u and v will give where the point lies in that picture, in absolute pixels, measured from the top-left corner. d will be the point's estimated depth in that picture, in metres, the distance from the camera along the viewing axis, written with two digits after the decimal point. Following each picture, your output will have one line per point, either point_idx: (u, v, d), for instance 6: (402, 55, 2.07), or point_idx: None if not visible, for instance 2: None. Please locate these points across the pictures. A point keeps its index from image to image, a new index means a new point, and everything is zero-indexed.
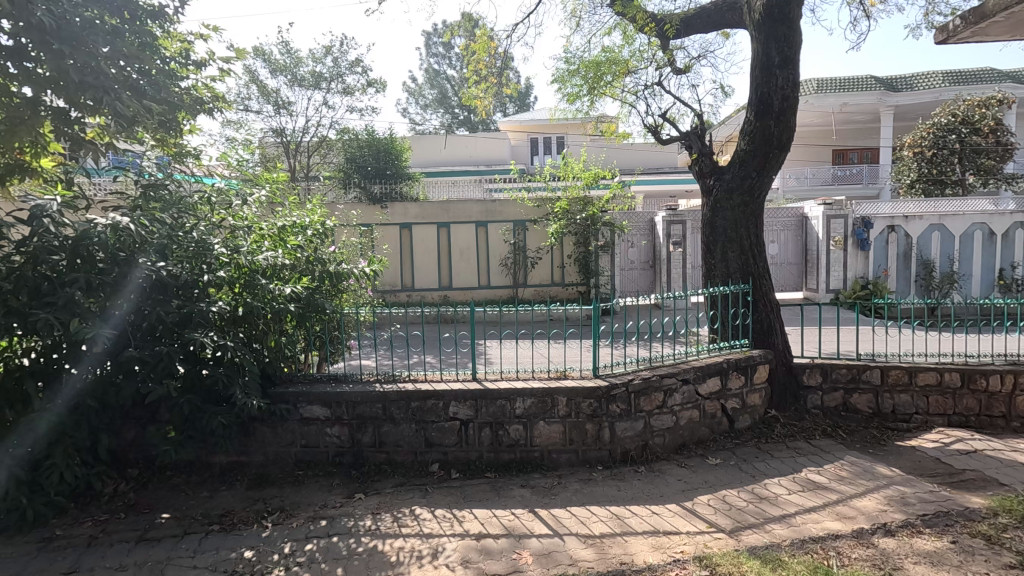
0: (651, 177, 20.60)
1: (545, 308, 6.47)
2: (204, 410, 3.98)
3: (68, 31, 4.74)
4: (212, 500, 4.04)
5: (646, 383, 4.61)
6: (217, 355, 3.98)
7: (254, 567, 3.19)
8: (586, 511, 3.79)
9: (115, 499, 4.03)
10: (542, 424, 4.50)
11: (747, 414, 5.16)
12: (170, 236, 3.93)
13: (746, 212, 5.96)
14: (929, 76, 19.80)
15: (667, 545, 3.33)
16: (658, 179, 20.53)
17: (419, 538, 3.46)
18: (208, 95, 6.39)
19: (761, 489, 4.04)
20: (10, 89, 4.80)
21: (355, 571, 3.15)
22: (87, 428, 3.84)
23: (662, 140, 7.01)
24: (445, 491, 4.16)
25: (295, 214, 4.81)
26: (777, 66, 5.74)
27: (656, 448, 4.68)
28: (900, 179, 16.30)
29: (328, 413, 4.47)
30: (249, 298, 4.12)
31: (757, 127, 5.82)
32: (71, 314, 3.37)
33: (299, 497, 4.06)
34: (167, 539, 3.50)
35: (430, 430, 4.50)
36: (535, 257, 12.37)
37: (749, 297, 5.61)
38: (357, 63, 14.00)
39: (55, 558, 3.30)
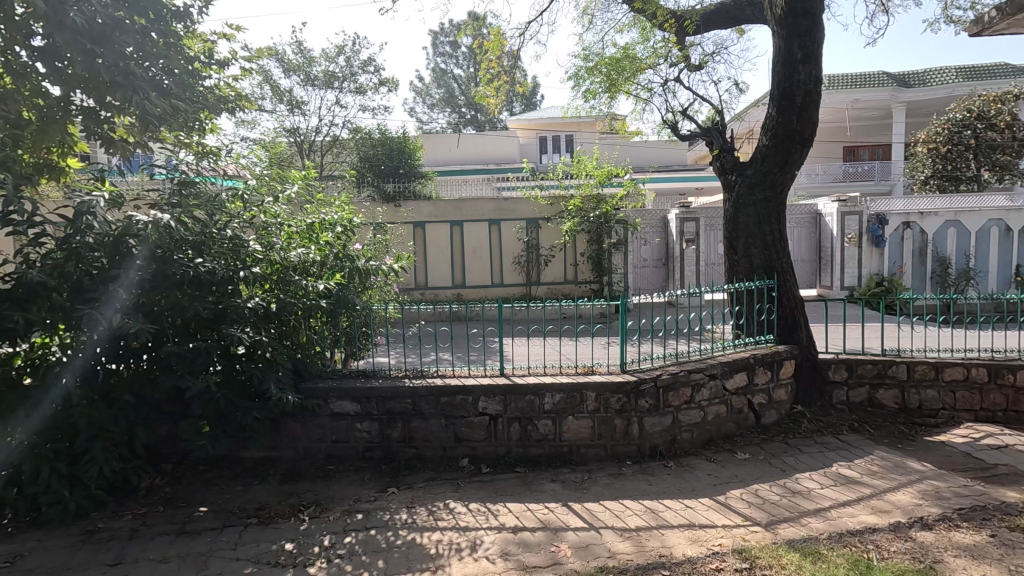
0: (662, 175, 20.58)
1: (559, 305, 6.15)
2: (238, 405, 4.02)
3: (97, 32, 4.80)
4: (247, 494, 4.07)
5: (674, 378, 4.62)
6: (252, 351, 4.03)
7: (296, 559, 3.23)
8: (620, 505, 3.80)
9: (151, 493, 4.07)
10: (570, 420, 4.52)
11: (774, 409, 5.16)
12: (206, 233, 3.97)
13: (769, 208, 5.95)
14: (942, 71, 19.68)
15: (705, 539, 3.34)
16: (669, 177, 20.48)
17: (457, 531, 3.49)
18: (231, 95, 6.44)
19: (793, 483, 4.04)
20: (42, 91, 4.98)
21: (396, 563, 3.18)
22: (125, 423, 3.91)
23: (681, 136, 7.00)
24: (476, 485, 4.18)
25: (324, 211, 4.83)
26: (799, 62, 5.75)
27: (684, 443, 4.69)
28: (913, 176, 16.20)
29: (358, 409, 4.50)
30: (282, 295, 4.17)
31: (779, 122, 5.81)
32: (113, 311, 3.42)
33: (332, 491, 4.09)
34: (206, 532, 3.54)
35: (459, 425, 4.52)
36: (548, 255, 12.36)
37: (774, 292, 5.59)
38: (369, 63, 14.03)
39: (99, 550, 3.34)
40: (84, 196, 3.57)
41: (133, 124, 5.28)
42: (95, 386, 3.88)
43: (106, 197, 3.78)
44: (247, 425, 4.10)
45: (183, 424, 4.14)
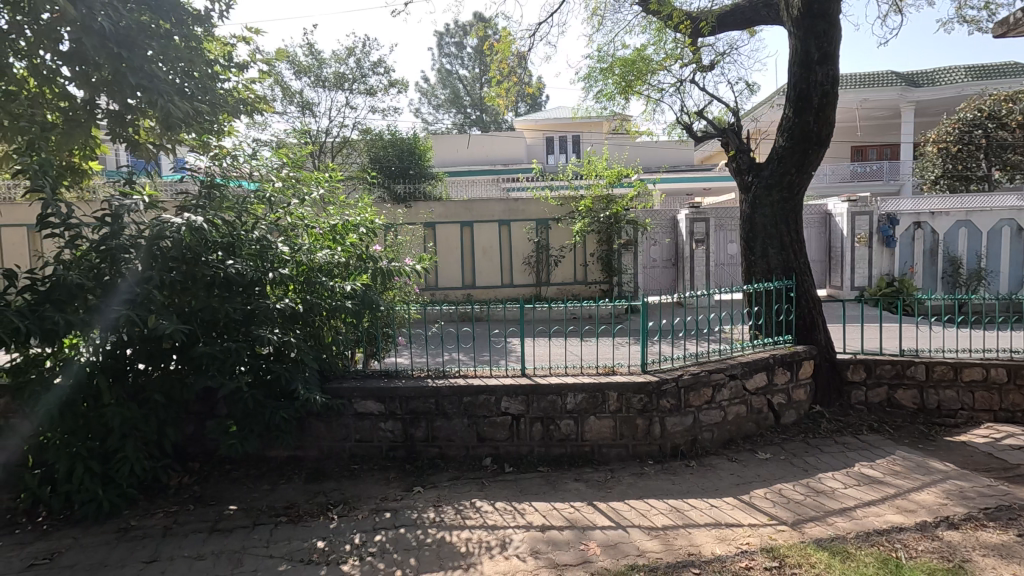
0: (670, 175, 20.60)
1: (571, 305, 6.12)
2: (266, 405, 4.07)
3: (122, 36, 4.87)
4: (275, 493, 4.12)
5: (695, 379, 4.64)
6: (279, 351, 4.08)
7: (329, 557, 3.27)
8: (645, 504, 3.83)
9: (180, 492, 4.12)
10: (592, 419, 4.55)
11: (793, 409, 5.18)
12: (234, 234, 4.02)
13: (786, 209, 5.97)
14: (952, 71, 19.60)
15: (733, 538, 3.37)
16: (677, 177, 20.48)
17: (485, 529, 3.52)
18: (250, 97, 6.50)
19: (817, 483, 4.06)
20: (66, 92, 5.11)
21: (427, 561, 3.22)
22: (155, 422, 3.96)
23: (697, 136, 7.02)
24: (501, 484, 4.22)
25: (347, 212, 4.87)
26: (817, 63, 5.76)
27: (705, 443, 4.72)
28: (923, 175, 16.18)
29: (382, 408, 4.54)
30: (308, 296, 4.21)
31: (796, 123, 5.83)
32: (147, 311, 3.47)
33: (358, 491, 4.13)
34: (238, 530, 3.59)
35: (482, 425, 4.56)
36: (558, 255, 12.39)
37: (792, 292, 5.60)
38: (379, 64, 14.08)
39: (134, 547, 3.39)
40: (123, 199, 3.67)
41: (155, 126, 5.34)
42: (126, 386, 3.94)
43: (146, 201, 3.86)
44: (275, 425, 4.15)
45: (211, 423, 4.19)
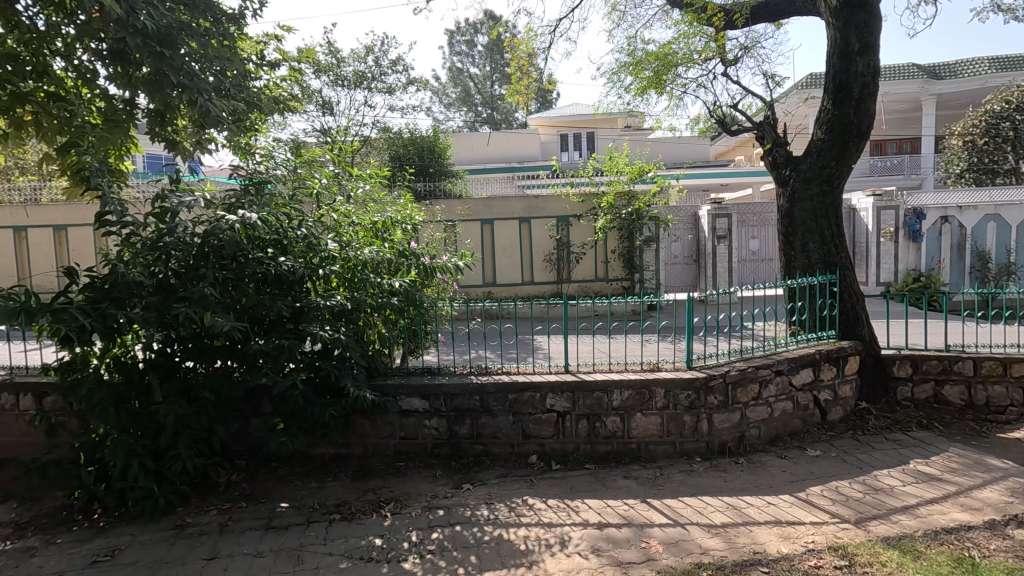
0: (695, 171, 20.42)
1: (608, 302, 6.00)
2: (315, 403, 4.09)
3: (163, 35, 4.88)
4: (323, 490, 4.10)
5: (742, 375, 4.58)
6: (328, 349, 4.06)
7: (388, 555, 3.25)
8: (701, 502, 3.78)
9: (230, 489, 4.11)
10: (639, 416, 4.50)
11: (840, 406, 5.10)
12: (282, 232, 4.00)
13: (826, 201, 5.87)
14: (975, 62, 19.25)
15: (797, 536, 3.30)
16: (702, 174, 20.32)
17: (542, 527, 3.49)
18: (279, 97, 6.51)
19: (874, 480, 3.99)
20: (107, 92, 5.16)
21: (489, 559, 3.19)
22: (205, 420, 3.96)
23: (731, 130, 6.91)
24: (550, 481, 4.19)
25: (388, 207, 4.82)
26: (856, 53, 5.67)
27: (753, 440, 4.65)
28: (948, 169, 15.95)
29: (426, 405, 4.52)
30: (356, 293, 4.20)
31: (835, 115, 5.73)
32: (204, 308, 3.44)
33: (407, 488, 4.11)
34: (293, 528, 3.58)
35: (527, 422, 4.53)
36: (579, 253, 12.32)
37: (835, 287, 5.49)
38: (398, 62, 14.04)
39: (193, 544, 3.39)
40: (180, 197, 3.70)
41: (193, 125, 5.36)
42: (176, 384, 3.94)
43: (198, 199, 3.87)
44: (324, 422, 4.16)
45: (258, 421, 4.19)
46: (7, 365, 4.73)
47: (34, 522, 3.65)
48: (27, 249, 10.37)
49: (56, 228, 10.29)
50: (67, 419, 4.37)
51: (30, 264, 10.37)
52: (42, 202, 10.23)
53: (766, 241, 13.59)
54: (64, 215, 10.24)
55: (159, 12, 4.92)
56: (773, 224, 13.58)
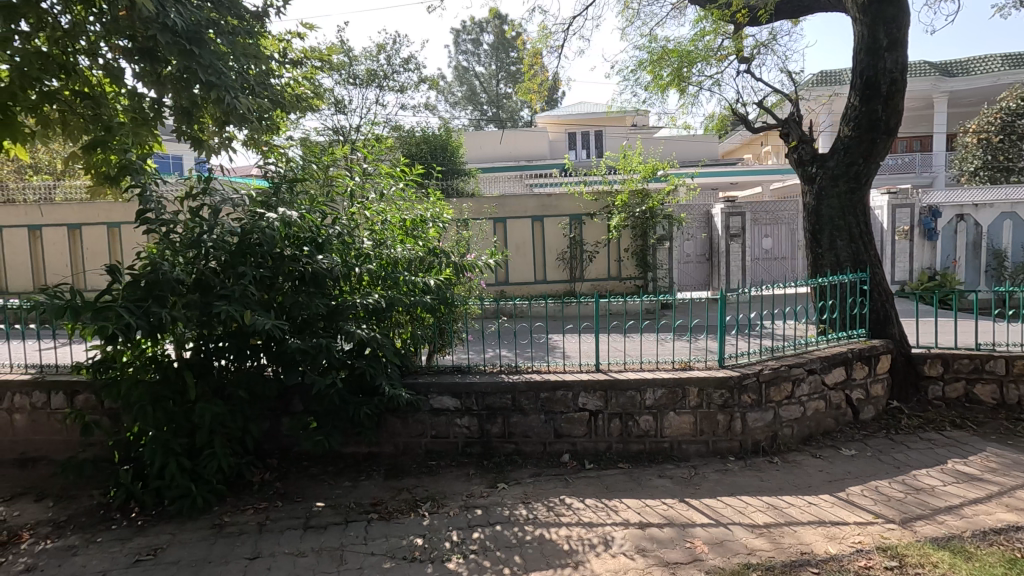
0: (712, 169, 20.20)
1: (635, 300, 5.91)
2: (350, 402, 4.09)
3: (192, 34, 4.85)
4: (358, 489, 4.09)
5: (776, 373, 4.55)
6: (363, 347, 4.04)
7: (431, 555, 3.23)
8: (741, 501, 3.75)
9: (265, 488, 4.10)
10: (672, 415, 4.47)
11: (872, 405, 5.06)
12: (317, 230, 4.00)
13: (854, 199, 5.83)
14: (987, 59, 19.13)
15: (843, 536, 3.27)
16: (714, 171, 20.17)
17: (583, 527, 3.47)
18: (300, 94, 6.48)
19: (913, 480, 3.96)
20: (133, 91, 5.16)
21: (534, 559, 3.17)
22: (240, 419, 3.95)
23: (754, 128, 6.86)
24: (585, 481, 4.16)
25: (419, 205, 4.78)
26: (885, 50, 5.62)
27: (786, 439, 4.62)
28: (961, 167, 15.85)
29: (457, 404, 4.50)
30: (390, 291, 4.18)
31: (863, 112, 5.69)
32: (243, 306, 3.43)
33: (441, 487, 4.09)
34: (332, 527, 3.56)
35: (559, 421, 4.50)
36: (592, 251, 12.22)
37: (865, 285, 5.44)
38: (409, 60, 13.98)
39: (234, 544, 3.37)
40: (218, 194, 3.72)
41: (219, 123, 5.35)
42: (211, 382, 3.93)
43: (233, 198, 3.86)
44: (358, 421, 4.15)
45: (291, 420, 4.18)
46: (37, 363, 4.73)
47: (73, 521, 3.64)
48: (40, 250, 10.36)
49: (70, 227, 10.27)
50: (99, 417, 4.36)
51: (44, 264, 10.35)
52: (55, 201, 10.21)
53: (779, 240, 13.53)
54: (77, 215, 10.23)
55: (187, 11, 4.89)
56: (786, 222, 13.53)
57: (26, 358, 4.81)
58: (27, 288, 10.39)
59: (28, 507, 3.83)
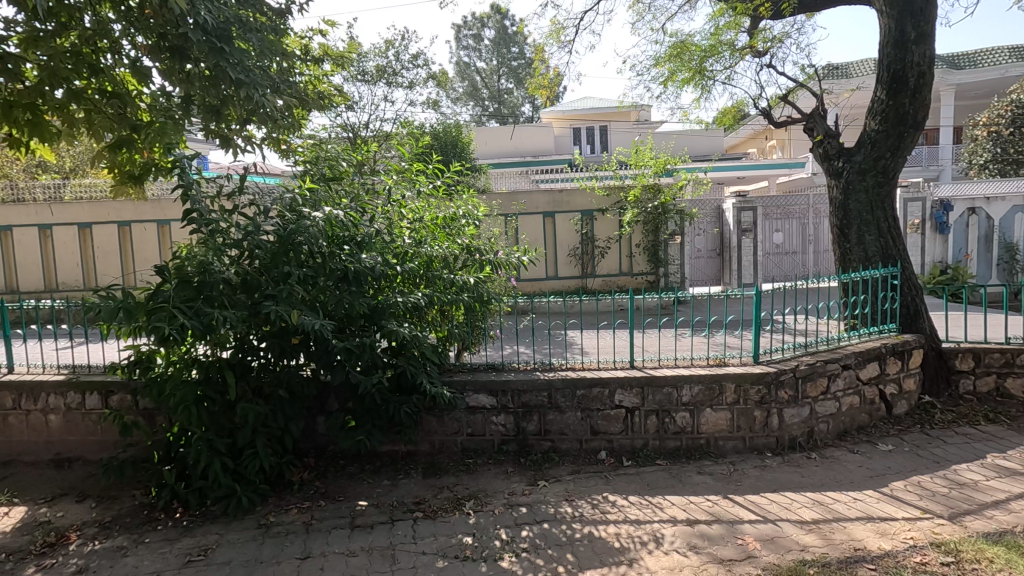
0: (724, 164, 20.12)
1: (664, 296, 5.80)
2: (391, 400, 4.08)
3: (221, 32, 4.79)
4: (398, 488, 4.09)
5: (812, 369, 4.55)
6: (404, 346, 4.02)
7: (482, 553, 3.23)
8: (785, 497, 3.75)
9: (305, 487, 4.09)
10: (709, 411, 4.47)
11: (904, 400, 5.07)
12: (357, 228, 3.98)
13: (881, 194, 5.81)
14: (994, 51, 19.08)
15: (894, 532, 3.28)
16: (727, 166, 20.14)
17: (631, 524, 3.47)
18: (319, 91, 6.41)
19: (956, 475, 3.97)
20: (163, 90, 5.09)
21: (586, 556, 3.17)
22: (281, 419, 3.95)
23: (777, 122, 6.81)
24: (625, 478, 4.16)
25: (453, 203, 4.73)
26: (912, 42, 5.59)
27: (822, 435, 4.62)
28: (970, 160, 15.79)
29: (494, 402, 4.50)
30: (429, 290, 4.16)
31: (890, 106, 5.66)
32: (289, 306, 3.43)
33: (482, 485, 4.09)
34: (379, 526, 3.55)
35: (595, 418, 4.50)
36: (604, 247, 12.17)
37: (896, 280, 5.42)
38: (417, 56, 13.87)
39: (283, 544, 3.37)
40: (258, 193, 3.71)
41: (248, 121, 5.30)
42: (251, 381, 3.88)
43: (273, 199, 3.86)
44: (398, 419, 4.15)
45: (329, 419, 4.19)
46: (70, 363, 4.72)
47: (118, 521, 3.64)
48: (52, 248, 10.29)
49: (81, 227, 10.22)
50: (136, 418, 4.35)
51: (56, 263, 10.32)
52: (64, 200, 10.14)
53: (790, 234, 13.54)
54: (87, 213, 10.17)
55: (218, 9, 4.84)
56: (796, 216, 13.52)
57: (58, 358, 4.80)
58: (38, 288, 10.36)
59: (71, 508, 3.83)
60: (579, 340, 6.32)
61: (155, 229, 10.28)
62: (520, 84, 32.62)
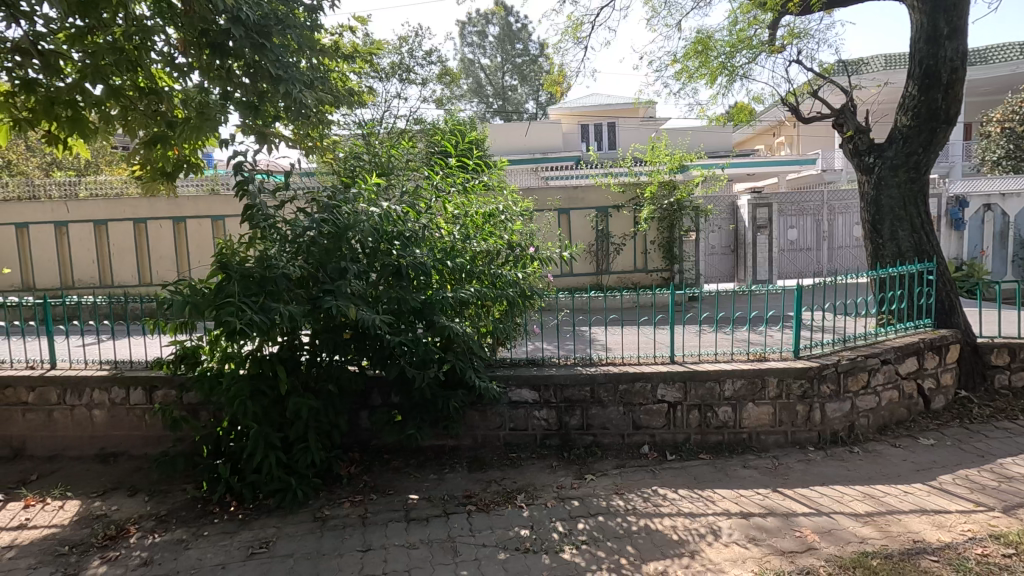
0: (745, 160, 19.58)
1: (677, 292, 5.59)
2: (439, 395, 4.10)
3: (262, 29, 4.84)
4: (446, 482, 4.11)
5: (853, 363, 4.56)
6: (452, 341, 4.04)
7: (542, 545, 3.25)
8: (835, 491, 3.78)
9: (354, 481, 4.11)
10: (751, 406, 4.49)
11: (942, 394, 5.10)
12: (406, 224, 4.00)
13: (914, 189, 5.81)
14: (1006, 48, 19.03)
15: (950, 524, 3.30)
16: (753, 162, 19.50)
17: (686, 517, 3.49)
18: (347, 88, 6.39)
19: (1003, 469, 4.00)
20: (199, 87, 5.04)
21: (646, 548, 3.19)
22: (331, 413, 3.96)
23: (805, 117, 6.79)
24: (672, 472, 4.18)
25: (494, 200, 4.74)
26: (945, 38, 5.58)
27: (863, 429, 4.64)
28: (983, 156, 15.79)
29: (536, 396, 4.51)
30: (476, 285, 4.18)
31: (921, 102, 5.66)
32: (348, 302, 3.46)
33: (530, 479, 4.12)
34: (434, 519, 3.58)
35: (638, 413, 4.51)
36: (619, 243, 12.14)
37: (932, 276, 5.42)
38: (430, 53, 13.81)
39: (343, 536, 3.40)
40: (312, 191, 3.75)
41: (286, 118, 5.27)
42: (301, 377, 3.90)
43: (323, 195, 3.87)
44: (444, 414, 4.15)
45: (375, 414, 4.21)
46: (112, 359, 4.74)
47: (174, 515, 3.68)
48: (67, 245, 10.24)
49: (97, 223, 10.19)
50: (181, 413, 4.37)
51: (71, 260, 10.27)
52: (80, 196, 10.11)
53: (804, 231, 13.55)
54: (104, 210, 10.16)
55: (257, 7, 4.87)
56: (811, 213, 13.52)
57: (99, 354, 4.83)
58: (53, 285, 10.32)
59: (124, 501, 3.87)
60: (611, 337, 6.34)
61: (171, 226, 10.29)
62: (525, 81, 32.56)
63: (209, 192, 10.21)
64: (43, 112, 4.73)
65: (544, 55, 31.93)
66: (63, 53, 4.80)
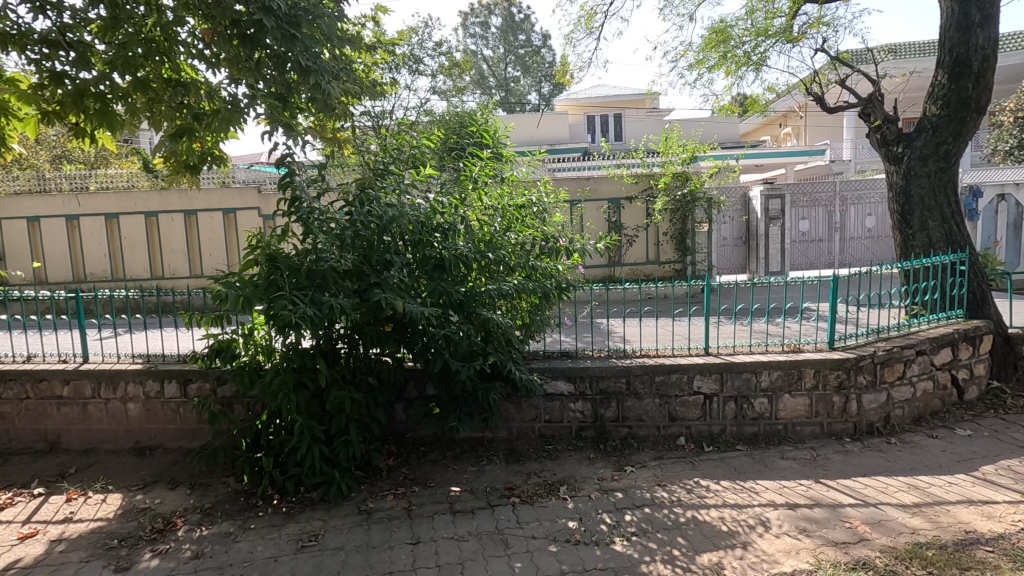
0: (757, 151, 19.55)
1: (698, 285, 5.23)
2: (477, 389, 4.07)
3: (291, 19, 4.75)
4: (485, 474, 4.11)
5: (889, 354, 4.55)
6: (491, 334, 4.03)
7: (592, 537, 3.25)
8: (879, 482, 3.77)
9: (394, 474, 4.11)
10: (787, 397, 4.47)
11: (975, 385, 5.10)
12: (445, 216, 3.99)
13: (943, 179, 5.77)
14: (1016, 37, 18.87)
15: (1000, 515, 3.30)
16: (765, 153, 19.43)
17: (732, 508, 3.49)
18: (369, 78, 6.32)
19: None
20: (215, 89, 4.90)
21: (697, 540, 3.19)
22: (371, 406, 3.93)
23: (830, 107, 6.72)
24: (711, 463, 4.18)
25: (528, 192, 4.70)
26: (977, 25, 5.51)
27: (898, 420, 4.64)
28: (994, 146, 15.70)
29: (572, 388, 4.49)
30: (513, 278, 4.16)
31: (952, 91, 5.58)
32: (393, 296, 3.47)
33: (569, 471, 4.11)
34: (480, 511, 3.58)
35: (673, 404, 4.50)
36: (632, 235, 11.85)
37: (964, 266, 5.41)
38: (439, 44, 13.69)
39: (391, 528, 3.40)
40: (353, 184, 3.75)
41: (313, 112, 5.19)
42: (342, 369, 3.87)
43: (364, 187, 3.87)
44: (482, 407, 4.12)
45: (413, 406, 4.18)
46: (143, 353, 4.72)
47: (219, 508, 3.69)
48: (80, 240, 10.16)
49: (108, 217, 10.12)
50: (217, 406, 4.36)
51: (84, 255, 10.18)
52: (90, 190, 10.06)
53: (816, 222, 13.49)
54: (116, 203, 10.12)
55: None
56: (823, 204, 13.45)
57: (130, 348, 4.81)
58: (66, 279, 10.24)
59: (166, 495, 3.89)
60: (638, 329, 6.37)
61: (182, 219, 10.22)
62: (527, 72, 32.36)
63: (222, 184, 10.17)
64: (71, 105, 4.52)
65: (546, 46, 31.73)
66: (89, 45, 4.65)
